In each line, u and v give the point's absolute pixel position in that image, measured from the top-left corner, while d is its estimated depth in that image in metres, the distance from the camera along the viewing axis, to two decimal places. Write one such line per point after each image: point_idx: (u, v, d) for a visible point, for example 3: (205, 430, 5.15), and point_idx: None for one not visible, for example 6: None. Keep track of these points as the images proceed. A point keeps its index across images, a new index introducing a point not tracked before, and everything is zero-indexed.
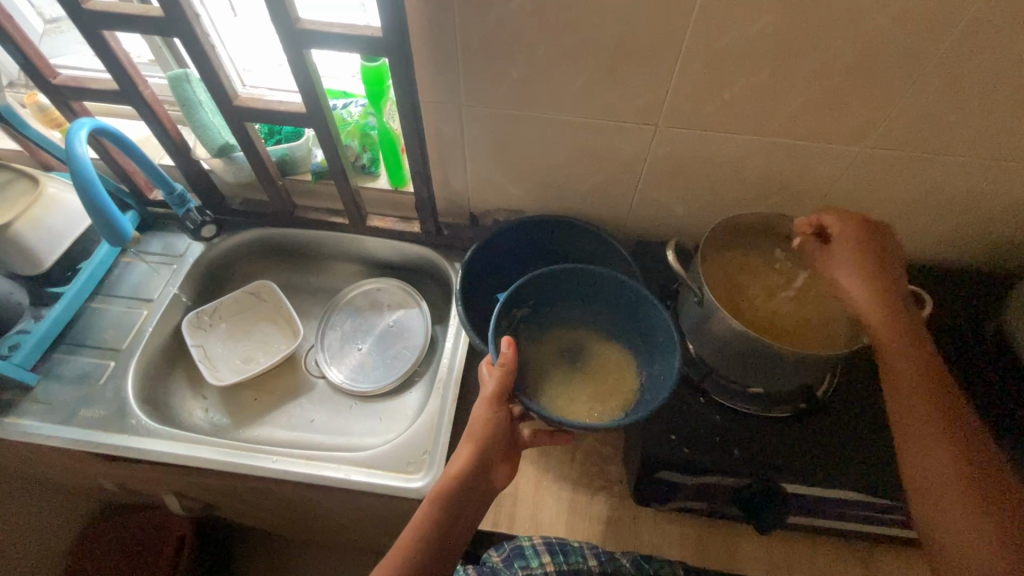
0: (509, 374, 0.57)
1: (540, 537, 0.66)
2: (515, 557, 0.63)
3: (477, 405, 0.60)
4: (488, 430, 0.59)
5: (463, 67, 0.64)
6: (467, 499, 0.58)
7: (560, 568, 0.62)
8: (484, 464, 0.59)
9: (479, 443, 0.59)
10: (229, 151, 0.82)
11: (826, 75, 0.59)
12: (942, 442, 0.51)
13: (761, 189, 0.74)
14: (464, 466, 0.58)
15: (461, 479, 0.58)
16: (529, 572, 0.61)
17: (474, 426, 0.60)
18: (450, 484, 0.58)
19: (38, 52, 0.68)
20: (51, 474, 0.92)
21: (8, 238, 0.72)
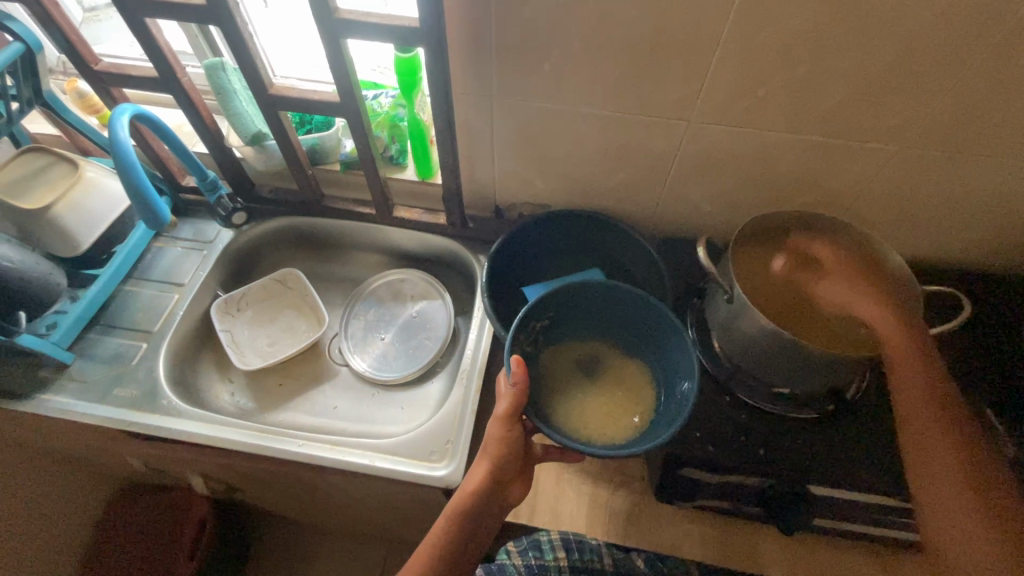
0: (522, 395, 0.57)
1: (558, 532, 0.66)
2: (530, 548, 0.65)
3: (490, 424, 0.61)
4: (503, 450, 0.60)
5: (497, 58, 0.64)
6: (481, 518, 0.60)
7: (573, 565, 0.62)
8: (496, 483, 0.61)
9: (493, 466, 0.60)
10: (262, 140, 0.84)
11: (868, 72, 0.58)
12: (950, 449, 0.55)
13: (794, 188, 0.73)
14: (481, 484, 0.60)
15: (474, 499, 0.60)
16: (540, 564, 0.63)
17: (488, 444, 0.61)
18: (463, 503, 0.60)
19: (82, 38, 0.70)
20: (82, 451, 0.94)
21: (48, 220, 0.74)
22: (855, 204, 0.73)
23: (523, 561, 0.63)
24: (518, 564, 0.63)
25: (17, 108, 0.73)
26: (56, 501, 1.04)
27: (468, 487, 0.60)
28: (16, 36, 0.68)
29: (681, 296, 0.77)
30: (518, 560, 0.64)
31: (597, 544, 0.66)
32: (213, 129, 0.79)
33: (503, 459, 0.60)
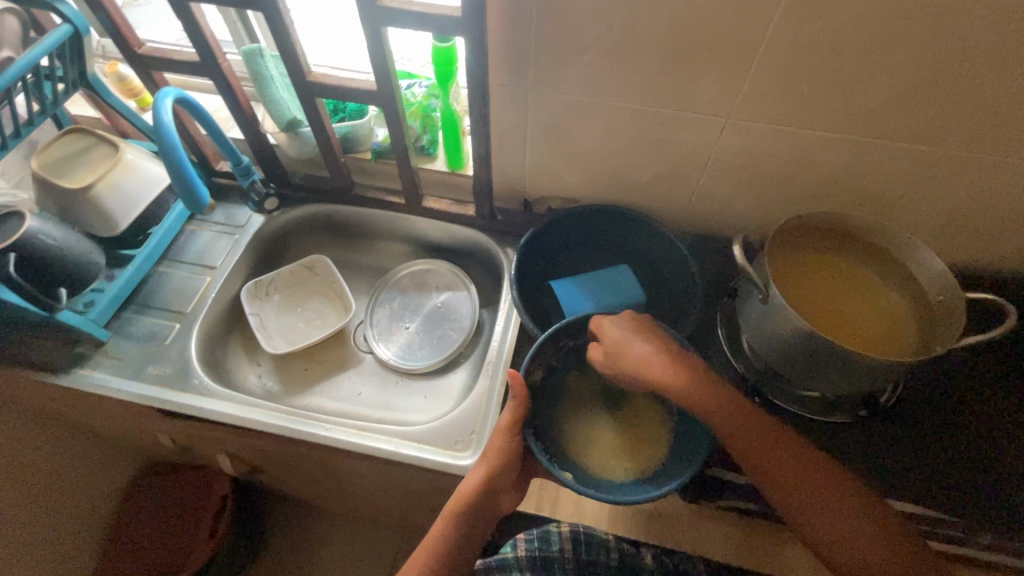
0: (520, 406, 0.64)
1: (568, 524, 0.67)
2: (537, 538, 0.65)
3: (492, 434, 0.66)
4: (500, 457, 0.64)
5: (536, 49, 0.64)
6: (477, 519, 0.64)
7: (579, 559, 0.63)
8: (494, 487, 0.64)
9: (490, 470, 0.63)
10: (296, 127, 0.84)
11: (919, 71, 0.56)
12: (815, 475, 0.54)
13: (832, 189, 0.72)
14: (473, 488, 0.63)
15: (471, 500, 0.63)
16: (547, 555, 0.64)
17: (487, 450, 0.65)
18: (460, 504, 0.63)
19: (127, 21, 0.71)
20: (113, 427, 0.97)
21: (89, 200, 0.75)
22: (895, 207, 0.72)
23: (528, 554, 0.64)
24: (521, 557, 0.64)
25: (63, 88, 0.75)
26: (82, 471, 1.08)
27: (466, 488, 0.63)
28: (64, 18, 0.68)
29: (710, 295, 0.77)
30: (522, 553, 0.65)
31: (607, 538, 0.66)
32: (249, 114, 0.80)
33: (502, 465, 0.63)
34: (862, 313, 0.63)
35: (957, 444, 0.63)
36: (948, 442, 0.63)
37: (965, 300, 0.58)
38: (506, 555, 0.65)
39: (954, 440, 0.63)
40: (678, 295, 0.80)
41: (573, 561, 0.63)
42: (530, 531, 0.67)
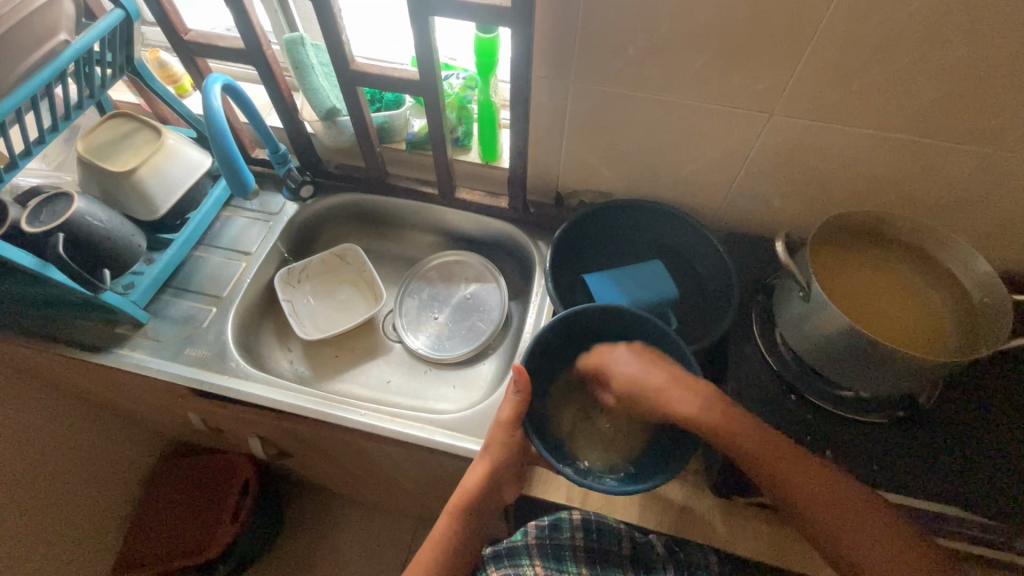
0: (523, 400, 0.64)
1: (579, 510, 0.69)
2: (549, 526, 0.68)
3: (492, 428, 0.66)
4: (502, 453, 0.64)
5: (581, 41, 0.64)
6: (477, 512, 0.65)
7: (590, 546, 0.65)
8: (496, 482, 0.65)
9: (493, 466, 0.64)
10: (335, 116, 0.85)
11: (974, 68, 0.55)
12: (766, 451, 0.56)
13: (874, 188, 0.71)
14: (478, 484, 0.64)
15: (474, 495, 0.64)
16: (558, 543, 0.66)
17: (490, 445, 0.65)
18: (464, 500, 0.65)
19: (175, 8, 0.72)
20: (146, 408, 0.99)
21: (132, 183, 0.76)
22: (938, 207, 0.71)
23: (538, 542, 0.67)
24: (531, 545, 0.67)
25: (111, 73, 0.76)
26: (112, 450, 1.10)
27: (468, 485, 0.65)
28: (117, 4, 0.70)
29: (746, 293, 0.76)
30: (532, 541, 0.68)
31: (617, 527, 0.68)
32: (290, 102, 0.81)
33: (503, 461, 0.64)
34: (901, 310, 0.63)
35: (993, 444, 0.62)
36: (991, 445, 0.62)
37: (1013, 304, 0.57)
38: (516, 542, 0.69)
39: (997, 444, 0.62)
40: (713, 292, 0.79)
41: (583, 548, 0.65)
42: (543, 519, 0.70)
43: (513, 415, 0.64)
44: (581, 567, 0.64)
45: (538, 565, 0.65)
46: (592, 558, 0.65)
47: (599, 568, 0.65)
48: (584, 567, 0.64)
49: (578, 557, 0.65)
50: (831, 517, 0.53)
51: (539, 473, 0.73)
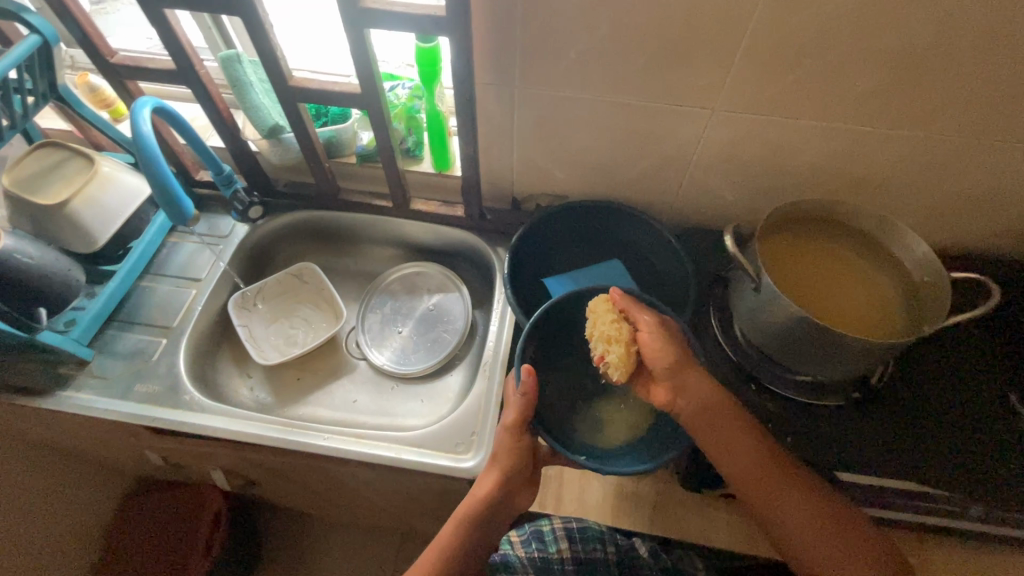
0: (529, 401, 0.62)
1: (560, 520, 0.69)
2: (534, 540, 0.67)
3: (499, 433, 0.64)
4: (511, 459, 0.63)
5: (521, 47, 0.64)
6: (485, 523, 0.62)
7: (578, 556, 0.65)
8: (507, 490, 0.63)
9: (505, 472, 0.62)
10: (279, 133, 0.83)
11: (897, 58, 0.58)
12: (745, 453, 0.59)
13: (815, 175, 0.73)
14: (490, 492, 0.62)
15: (484, 505, 0.62)
16: (547, 556, 0.65)
17: (498, 451, 0.64)
18: (473, 508, 0.62)
19: (98, 30, 0.69)
20: (99, 448, 0.94)
21: (65, 216, 0.73)
22: (875, 193, 0.73)
23: (527, 555, 0.66)
24: (521, 557, 0.65)
25: (33, 101, 0.72)
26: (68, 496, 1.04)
27: (478, 494, 0.62)
28: (32, 28, 0.67)
29: (703, 285, 0.77)
30: (522, 552, 0.66)
31: (600, 530, 0.68)
32: (230, 121, 0.79)
33: (513, 468, 0.63)
34: (849, 290, 0.65)
35: (956, 416, 0.65)
36: (932, 418, 0.65)
37: (950, 280, 0.60)
38: (507, 554, 0.66)
39: (937, 416, 0.65)
40: (672, 287, 0.80)
41: (572, 558, 0.65)
42: (523, 532, 0.69)
43: (520, 418, 0.63)
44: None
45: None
46: (581, 566, 0.65)
47: None
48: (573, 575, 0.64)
49: (567, 567, 0.64)
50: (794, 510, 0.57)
51: None
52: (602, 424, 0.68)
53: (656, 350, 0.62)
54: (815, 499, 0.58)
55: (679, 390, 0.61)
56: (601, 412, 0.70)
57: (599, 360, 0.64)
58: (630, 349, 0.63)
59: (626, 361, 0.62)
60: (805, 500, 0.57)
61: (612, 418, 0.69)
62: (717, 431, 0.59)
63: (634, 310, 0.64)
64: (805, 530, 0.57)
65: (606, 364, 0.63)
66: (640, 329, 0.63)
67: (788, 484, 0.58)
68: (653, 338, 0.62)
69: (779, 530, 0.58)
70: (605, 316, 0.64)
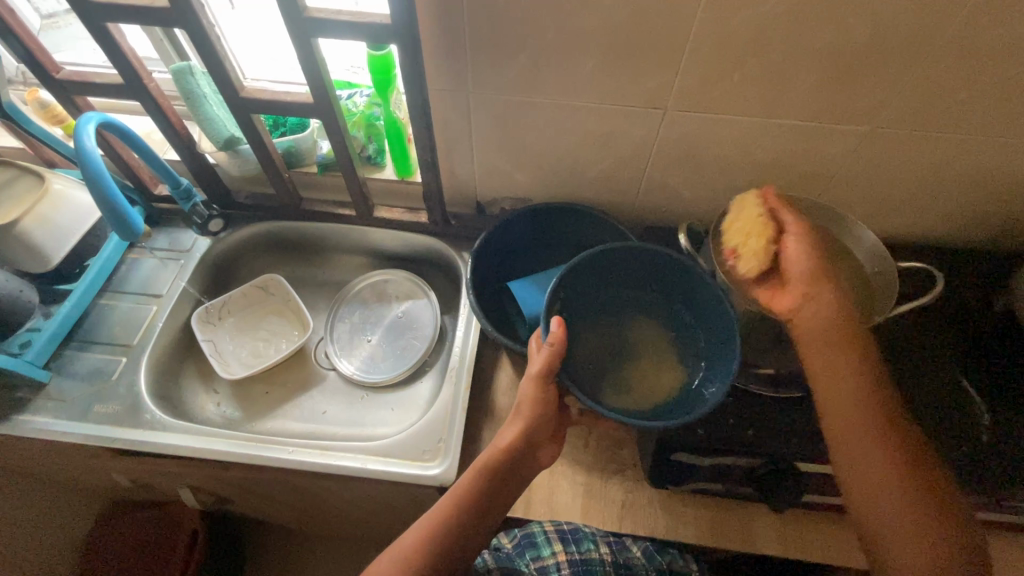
0: (558, 353, 0.57)
1: (552, 523, 0.68)
2: (527, 546, 0.66)
3: (524, 384, 0.61)
4: (535, 411, 0.60)
5: (471, 53, 0.64)
6: (506, 475, 0.59)
7: (572, 558, 0.64)
8: (529, 442, 0.60)
9: (528, 423, 0.60)
10: (235, 145, 0.81)
11: (835, 56, 0.59)
12: (859, 411, 0.55)
13: (769, 170, 0.74)
14: (511, 444, 0.59)
15: (507, 456, 0.59)
16: (542, 561, 0.64)
17: (521, 403, 0.60)
18: (495, 459, 0.59)
19: (41, 47, 0.68)
20: (63, 472, 0.91)
21: (16, 235, 0.71)
22: (827, 186, 0.75)
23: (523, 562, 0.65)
24: (517, 565, 0.65)
25: None
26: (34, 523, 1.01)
27: (500, 443, 0.59)
28: None
29: None
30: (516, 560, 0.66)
31: (591, 531, 0.67)
32: (185, 135, 0.78)
33: (537, 420, 0.60)
34: None
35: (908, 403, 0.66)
36: None
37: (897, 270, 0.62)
38: (503, 563, 0.66)
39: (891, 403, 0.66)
40: None
41: (567, 561, 0.64)
42: (517, 536, 0.69)
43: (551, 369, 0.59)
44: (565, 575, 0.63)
45: None
46: (574, 564, 0.64)
47: None
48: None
49: (561, 565, 0.64)
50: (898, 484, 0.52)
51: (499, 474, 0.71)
52: (629, 384, 0.63)
53: (798, 256, 0.58)
54: (905, 466, 0.52)
55: (809, 298, 0.57)
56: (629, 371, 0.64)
57: (732, 253, 0.62)
58: (770, 245, 0.59)
59: (762, 256, 0.59)
60: (903, 483, 0.52)
61: (636, 380, 0.64)
62: (834, 368, 0.56)
63: (782, 209, 0.61)
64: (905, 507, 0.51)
65: (737, 255, 0.61)
66: (787, 225, 0.60)
67: (878, 442, 0.53)
68: (798, 240, 0.59)
69: (872, 511, 0.53)
70: (753, 206, 0.62)
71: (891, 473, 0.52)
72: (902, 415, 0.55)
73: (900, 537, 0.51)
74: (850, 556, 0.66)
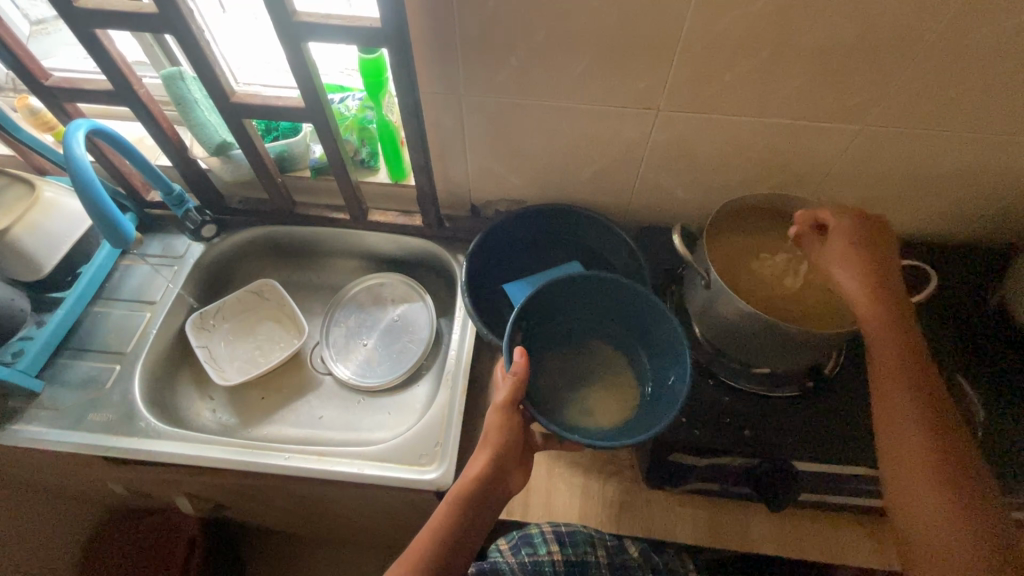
0: (521, 382, 0.58)
1: (548, 524, 0.67)
2: (523, 545, 0.64)
3: (489, 412, 0.61)
4: (503, 438, 0.59)
5: (462, 56, 0.64)
6: (477, 507, 0.57)
7: (568, 559, 0.62)
8: (500, 470, 0.59)
9: (497, 451, 0.59)
10: (228, 149, 0.81)
11: (826, 55, 0.59)
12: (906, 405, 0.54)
13: (763, 169, 0.74)
14: (481, 472, 0.58)
15: (478, 485, 0.58)
16: (537, 559, 0.62)
17: (489, 431, 0.60)
18: (468, 490, 0.57)
19: (30, 54, 0.68)
20: (59, 480, 0.91)
21: (6, 244, 0.71)
22: (820, 184, 0.75)
23: (517, 560, 0.63)
24: (512, 564, 0.63)
25: None
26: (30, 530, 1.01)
27: (469, 474, 0.58)
28: None
29: (660, 283, 0.78)
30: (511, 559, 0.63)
31: (588, 532, 0.66)
32: (176, 141, 0.77)
33: (505, 447, 0.59)
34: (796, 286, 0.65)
35: None
36: None
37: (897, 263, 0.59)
38: (496, 561, 0.63)
39: None
40: None
41: (562, 561, 0.62)
42: (511, 537, 0.67)
43: (514, 397, 0.59)
44: None
45: None
46: (571, 567, 0.62)
47: None
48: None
49: (558, 568, 0.62)
50: (935, 481, 0.51)
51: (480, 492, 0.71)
52: (590, 407, 0.64)
53: (843, 233, 0.58)
54: (941, 451, 0.52)
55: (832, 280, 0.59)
56: (588, 394, 0.66)
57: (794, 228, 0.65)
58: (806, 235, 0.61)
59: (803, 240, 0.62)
60: (937, 481, 0.51)
61: (596, 403, 0.65)
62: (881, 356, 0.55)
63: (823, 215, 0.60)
64: (936, 503, 0.50)
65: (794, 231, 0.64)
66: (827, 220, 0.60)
67: (920, 423, 0.53)
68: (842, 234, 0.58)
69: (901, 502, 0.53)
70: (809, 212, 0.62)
71: (925, 454, 0.52)
72: (952, 417, 0.53)
73: (925, 519, 0.51)
74: (847, 554, 0.66)
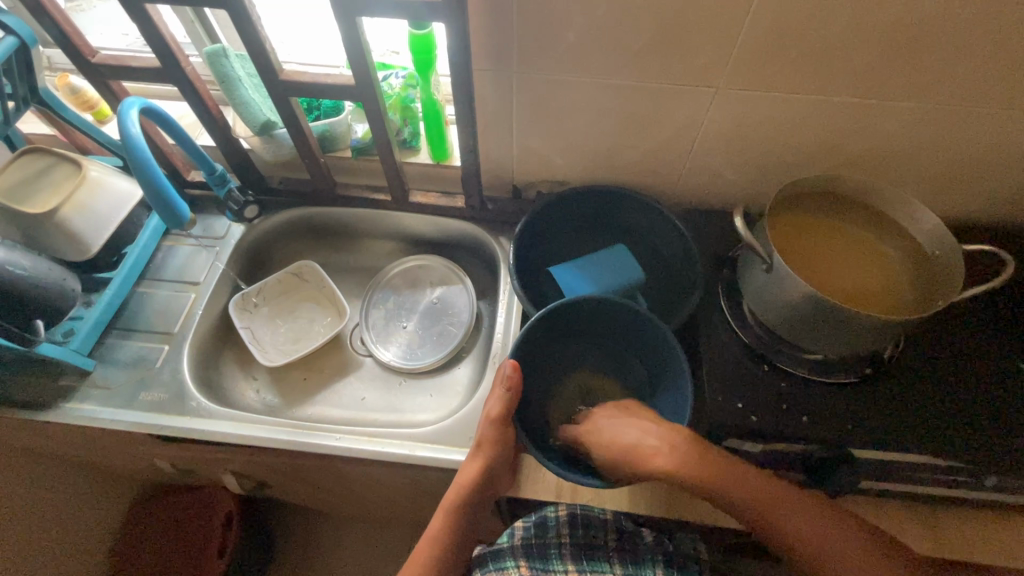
0: (510, 394, 0.66)
1: (564, 507, 0.66)
2: (538, 524, 0.65)
3: (483, 425, 0.67)
4: (495, 448, 0.65)
5: (517, 30, 0.62)
6: (468, 516, 0.64)
7: (575, 541, 0.63)
8: (490, 478, 0.64)
9: (487, 460, 0.64)
10: (271, 129, 0.81)
11: (906, 28, 0.56)
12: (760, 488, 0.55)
13: (823, 149, 0.72)
14: (470, 479, 0.64)
15: (472, 489, 0.64)
16: (546, 542, 0.63)
17: (481, 440, 0.66)
18: (461, 495, 0.64)
19: (77, 29, 0.67)
20: (108, 457, 0.93)
21: (55, 224, 0.70)
22: (882, 165, 0.72)
23: (523, 541, 0.64)
24: (517, 545, 0.64)
25: (13, 106, 0.70)
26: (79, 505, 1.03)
27: (465, 479, 0.64)
28: (8, 29, 0.65)
29: (710, 267, 0.77)
30: (518, 541, 0.65)
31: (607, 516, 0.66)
32: (221, 121, 0.77)
33: (496, 455, 0.65)
34: (866, 280, 0.63)
35: (963, 382, 0.65)
36: (941, 386, 0.65)
37: (961, 252, 0.59)
38: (503, 544, 0.66)
39: (945, 385, 0.65)
40: (679, 273, 0.79)
41: (570, 543, 0.63)
42: (528, 518, 0.68)
43: (505, 410, 0.66)
44: (566, 562, 0.62)
45: (523, 567, 0.62)
46: (578, 551, 0.62)
47: (587, 563, 0.62)
48: (571, 562, 0.62)
49: (563, 551, 0.62)
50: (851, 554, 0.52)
51: (529, 471, 0.71)
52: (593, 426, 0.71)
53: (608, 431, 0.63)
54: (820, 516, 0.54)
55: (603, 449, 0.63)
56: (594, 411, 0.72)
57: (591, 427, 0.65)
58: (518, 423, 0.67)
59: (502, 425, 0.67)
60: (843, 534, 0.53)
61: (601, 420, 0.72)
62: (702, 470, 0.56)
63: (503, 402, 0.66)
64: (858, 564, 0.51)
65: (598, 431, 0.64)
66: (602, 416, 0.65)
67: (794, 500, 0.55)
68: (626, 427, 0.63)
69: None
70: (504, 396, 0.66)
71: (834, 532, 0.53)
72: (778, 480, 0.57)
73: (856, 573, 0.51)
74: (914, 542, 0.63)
